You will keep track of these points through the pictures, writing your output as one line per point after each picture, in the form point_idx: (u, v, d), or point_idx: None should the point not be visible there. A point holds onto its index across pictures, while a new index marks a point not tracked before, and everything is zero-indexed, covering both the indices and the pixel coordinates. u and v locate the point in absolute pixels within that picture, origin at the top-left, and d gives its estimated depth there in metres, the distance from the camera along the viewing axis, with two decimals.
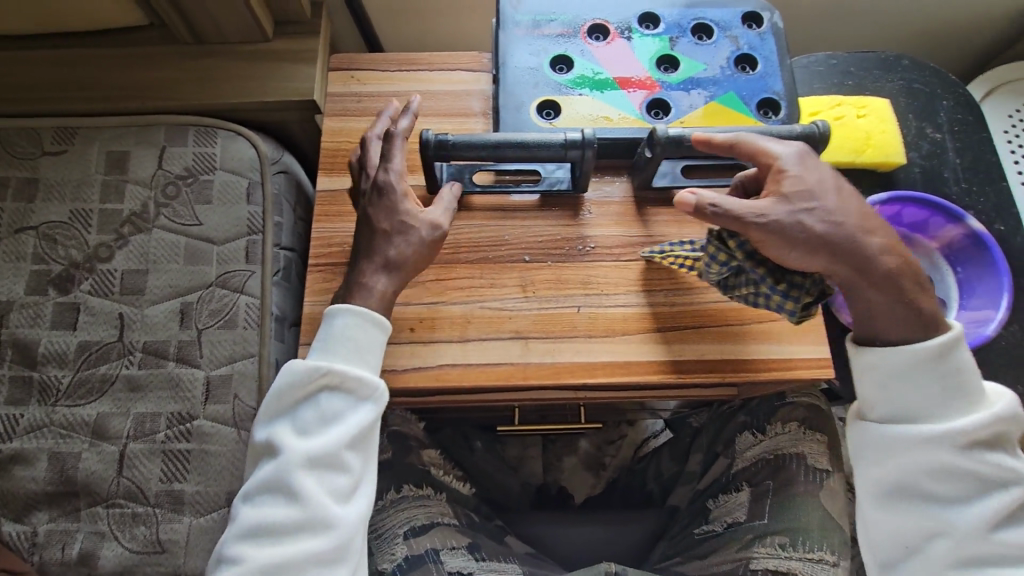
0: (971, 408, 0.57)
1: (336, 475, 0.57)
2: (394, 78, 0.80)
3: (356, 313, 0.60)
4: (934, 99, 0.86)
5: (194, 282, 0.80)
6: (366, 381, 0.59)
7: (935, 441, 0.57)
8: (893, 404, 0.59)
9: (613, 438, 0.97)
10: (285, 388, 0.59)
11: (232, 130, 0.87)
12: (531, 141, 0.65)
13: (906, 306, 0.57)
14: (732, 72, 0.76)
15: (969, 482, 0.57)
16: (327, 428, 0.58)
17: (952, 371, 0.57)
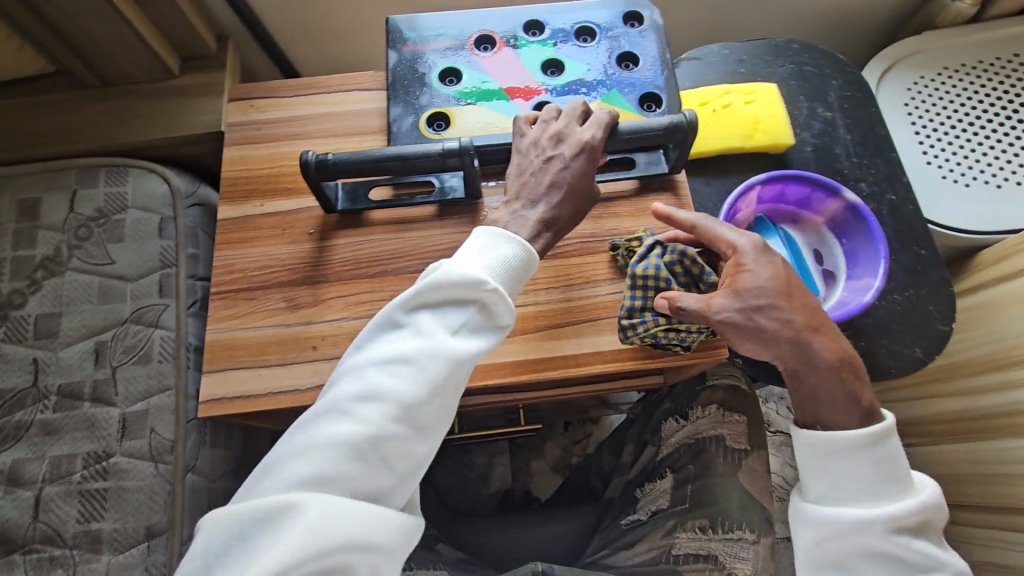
0: (902, 496, 0.59)
1: (457, 390, 0.55)
2: (293, 102, 0.81)
3: (526, 249, 0.59)
4: (824, 80, 0.89)
5: (108, 321, 0.80)
6: (510, 307, 0.57)
7: (868, 527, 0.58)
8: (829, 487, 0.61)
9: (578, 437, 1.06)
10: (462, 278, 0.54)
11: (143, 167, 0.87)
12: (411, 154, 0.68)
13: (850, 399, 0.60)
14: (615, 71, 0.79)
15: (899, 566, 0.58)
16: (467, 340, 0.55)
17: (887, 460, 0.59)
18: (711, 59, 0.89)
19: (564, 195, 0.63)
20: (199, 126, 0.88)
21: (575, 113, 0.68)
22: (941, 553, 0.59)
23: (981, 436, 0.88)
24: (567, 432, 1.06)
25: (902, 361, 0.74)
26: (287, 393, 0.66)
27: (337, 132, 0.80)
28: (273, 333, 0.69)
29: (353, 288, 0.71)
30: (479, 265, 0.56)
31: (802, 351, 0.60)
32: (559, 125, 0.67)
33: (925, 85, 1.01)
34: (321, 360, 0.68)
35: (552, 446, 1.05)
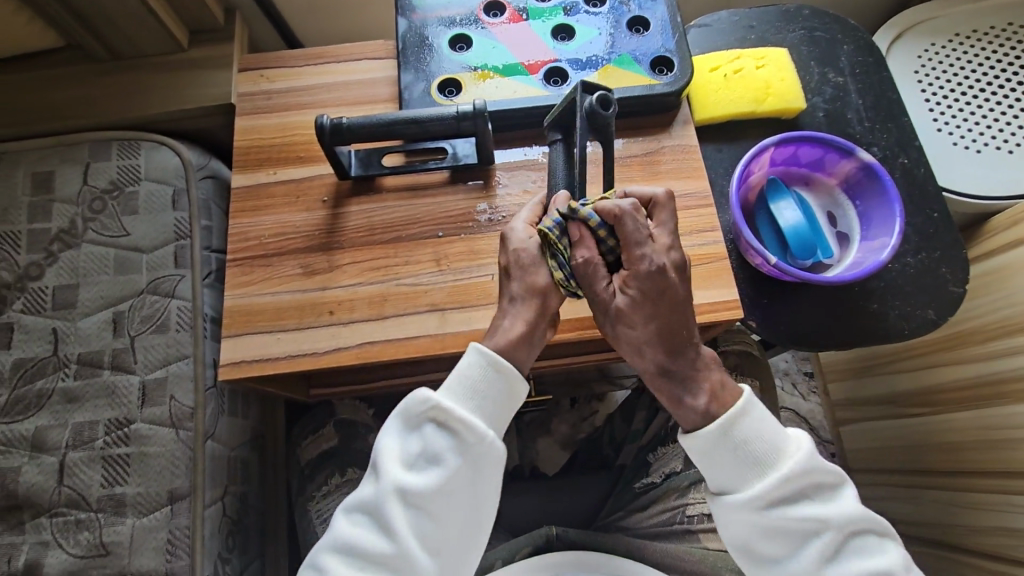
0: (766, 472, 0.53)
1: (428, 515, 0.53)
2: (302, 72, 0.81)
3: (482, 355, 0.55)
4: (835, 45, 0.88)
5: (125, 291, 0.81)
6: (469, 430, 0.54)
7: (745, 512, 0.53)
8: (713, 480, 0.55)
9: (585, 414, 1.02)
10: (408, 409, 0.55)
11: (155, 140, 0.87)
12: (424, 117, 0.69)
13: (697, 399, 0.53)
14: (625, 36, 0.79)
15: (795, 539, 0.53)
16: (427, 468, 0.54)
17: (740, 441, 0.53)
18: (721, 25, 0.88)
19: (510, 284, 0.56)
20: (208, 98, 0.87)
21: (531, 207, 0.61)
22: (832, 509, 0.53)
23: (990, 401, 0.88)
24: (574, 410, 1.03)
25: (917, 322, 0.75)
26: (307, 356, 0.67)
27: (347, 101, 0.80)
28: (290, 298, 0.70)
29: (367, 254, 0.72)
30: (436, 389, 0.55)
31: (661, 356, 0.53)
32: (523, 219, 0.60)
33: (936, 52, 1.00)
34: (339, 324, 0.69)
35: (559, 424, 1.01)
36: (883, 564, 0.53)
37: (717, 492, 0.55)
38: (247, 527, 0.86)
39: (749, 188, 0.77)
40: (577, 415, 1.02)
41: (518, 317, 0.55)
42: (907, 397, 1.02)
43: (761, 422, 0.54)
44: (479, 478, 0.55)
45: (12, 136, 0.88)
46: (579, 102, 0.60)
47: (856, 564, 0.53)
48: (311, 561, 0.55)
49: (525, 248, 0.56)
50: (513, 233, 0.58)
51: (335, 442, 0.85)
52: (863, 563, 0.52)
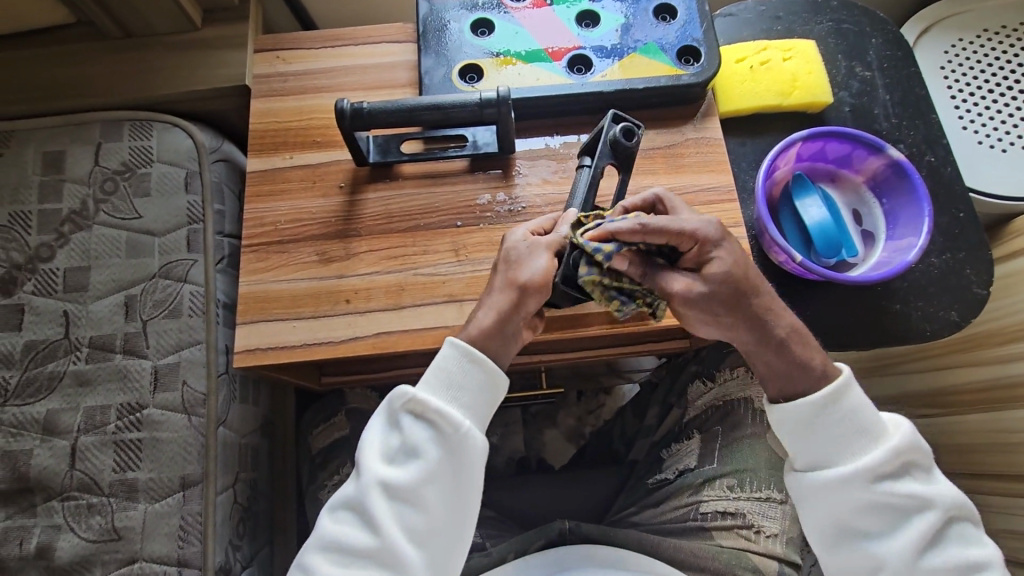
0: (872, 446, 0.57)
1: (411, 506, 0.53)
2: (319, 55, 0.79)
3: (455, 348, 0.56)
4: (864, 37, 0.86)
5: (137, 275, 0.80)
6: (446, 421, 0.55)
7: (852, 484, 0.56)
8: (815, 453, 0.58)
9: (591, 408, 0.97)
10: (388, 405, 0.57)
11: (168, 121, 0.86)
12: (447, 103, 0.68)
13: (813, 362, 0.58)
14: (652, 24, 0.77)
15: (898, 516, 0.55)
16: (408, 461, 0.54)
17: (846, 415, 0.57)
18: (747, 15, 0.86)
19: (495, 277, 0.59)
20: (223, 80, 0.85)
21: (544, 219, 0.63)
22: (932, 490, 0.56)
23: (1004, 404, 0.85)
24: (581, 402, 0.98)
25: (940, 324, 0.74)
26: (323, 344, 0.66)
27: (365, 86, 0.78)
28: (306, 286, 0.69)
29: (384, 242, 0.70)
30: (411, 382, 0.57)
31: (752, 331, 0.58)
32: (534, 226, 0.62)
33: (964, 48, 0.97)
34: (355, 313, 0.68)
35: (566, 416, 0.97)
36: (980, 553, 0.56)
37: (816, 464, 0.58)
38: (257, 514, 0.85)
39: (775, 183, 0.75)
40: (584, 408, 0.97)
41: (492, 314, 0.56)
42: (918, 399, 0.98)
43: (865, 400, 0.58)
44: (461, 468, 0.55)
45: (22, 114, 0.87)
46: (607, 131, 0.62)
47: (954, 549, 0.56)
48: (299, 561, 0.55)
49: (513, 247, 0.59)
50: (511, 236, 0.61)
51: (347, 432, 0.84)
52: (961, 549, 0.56)
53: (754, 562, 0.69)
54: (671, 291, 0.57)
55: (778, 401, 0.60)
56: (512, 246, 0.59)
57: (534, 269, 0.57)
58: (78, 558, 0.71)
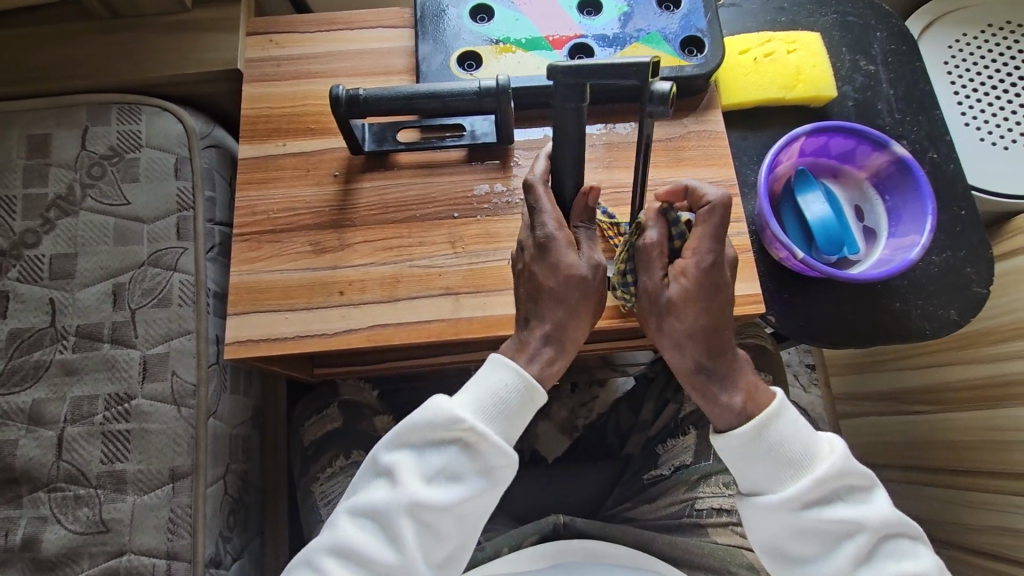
0: (802, 474, 0.53)
1: (439, 532, 0.52)
2: (313, 39, 0.77)
3: (521, 378, 0.53)
4: (869, 31, 0.84)
5: (125, 263, 0.78)
6: (496, 451, 0.52)
7: (782, 515, 0.53)
8: (746, 483, 0.55)
9: (585, 400, 0.97)
10: (431, 424, 0.52)
11: (157, 105, 0.83)
12: (444, 91, 0.66)
13: (741, 397, 0.54)
14: (655, 13, 0.75)
15: (829, 540, 0.53)
16: (444, 486, 0.52)
17: (778, 445, 0.53)
18: (751, 6, 0.85)
19: (551, 304, 0.55)
20: (213, 63, 0.83)
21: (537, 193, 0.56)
22: (866, 511, 0.53)
23: (1004, 402, 0.84)
24: (574, 395, 0.98)
25: (939, 323, 0.74)
26: (315, 336, 0.65)
27: (360, 71, 0.76)
28: (299, 276, 0.67)
29: (380, 233, 0.69)
30: (465, 402, 0.53)
31: (703, 359, 0.55)
32: (553, 221, 0.56)
33: (967, 43, 0.95)
34: (349, 305, 0.66)
35: (559, 409, 0.97)
36: (917, 567, 0.53)
37: (749, 492, 0.55)
38: (248, 506, 0.84)
39: (776, 178, 0.74)
40: (577, 400, 0.97)
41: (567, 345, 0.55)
42: (912, 395, 0.97)
43: (797, 426, 0.54)
44: (493, 499, 0.54)
45: (6, 96, 0.84)
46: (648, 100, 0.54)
47: (889, 566, 0.53)
48: (310, 561, 0.53)
49: (577, 270, 0.55)
50: (560, 251, 0.55)
51: (341, 424, 0.83)
52: (897, 567, 0.53)
53: (748, 559, 0.67)
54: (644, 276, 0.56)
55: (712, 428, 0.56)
56: (573, 267, 0.55)
57: (602, 291, 0.56)
58: (65, 550, 0.70)
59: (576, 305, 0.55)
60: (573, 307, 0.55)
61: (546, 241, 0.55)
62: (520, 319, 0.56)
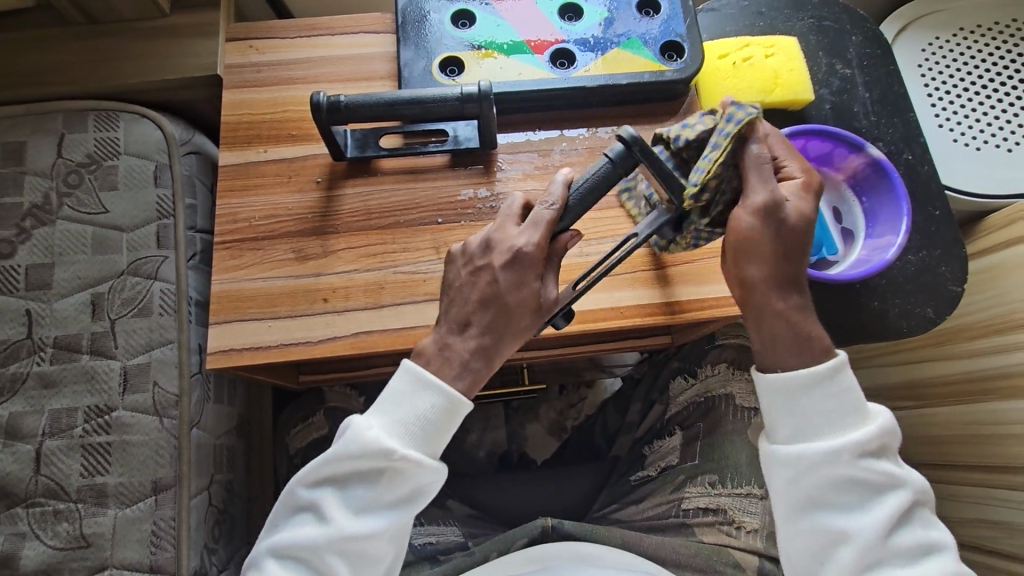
0: (861, 423, 0.56)
1: (370, 558, 0.54)
2: (294, 45, 0.77)
3: (448, 399, 0.55)
4: (844, 35, 0.86)
5: (104, 272, 0.77)
6: (426, 470, 0.54)
7: (834, 458, 0.55)
8: (798, 424, 0.57)
9: (574, 401, 0.99)
10: (353, 457, 0.54)
11: (135, 111, 0.82)
12: (426, 97, 0.66)
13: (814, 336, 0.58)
14: (635, 18, 0.76)
15: (869, 492, 0.55)
16: (372, 515, 0.54)
17: (843, 391, 0.56)
18: (729, 10, 0.86)
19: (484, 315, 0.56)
20: (193, 68, 0.82)
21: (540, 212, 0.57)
22: (901, 471, 0.56)
23: (982, 396, 0.86)
24: (563, 396, 1.00)
25: (917, 322, 0.76)
26: (298, 344, 0.65)
27: (342, 77, 0.76)
28: (282, 284, 0.67)
29: (363, 239, 0.69)
30: (386, 430, 0.54)
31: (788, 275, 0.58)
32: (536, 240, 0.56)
33: (940, 46, 0.98)
34: (332, 313, 0.66)
35: (547, 410, 0.98)
36: (938, 536, 0.56)
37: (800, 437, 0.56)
38: (233, 516, 0.84)
39: None
40: (565, 402, 0.98)
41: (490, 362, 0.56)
42: (894, 391, 0.99)
43: (854, 382, 0.57)
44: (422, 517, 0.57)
45: None
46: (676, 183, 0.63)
47: (914, 531, 0.55)
48: None
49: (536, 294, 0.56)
50: (526, 268, 0.56)
51: (327, 431, 0.82)
52: (920, 531, 0.55)
53: (735, 557, 0.68)
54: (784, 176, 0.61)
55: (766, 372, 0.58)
56: (533, 296, 0.56)
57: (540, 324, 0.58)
58: (44, 567, 0.69)
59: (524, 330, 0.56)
60: (515, 328, 0.56)
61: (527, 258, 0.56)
62: (456, 323, 0.57)
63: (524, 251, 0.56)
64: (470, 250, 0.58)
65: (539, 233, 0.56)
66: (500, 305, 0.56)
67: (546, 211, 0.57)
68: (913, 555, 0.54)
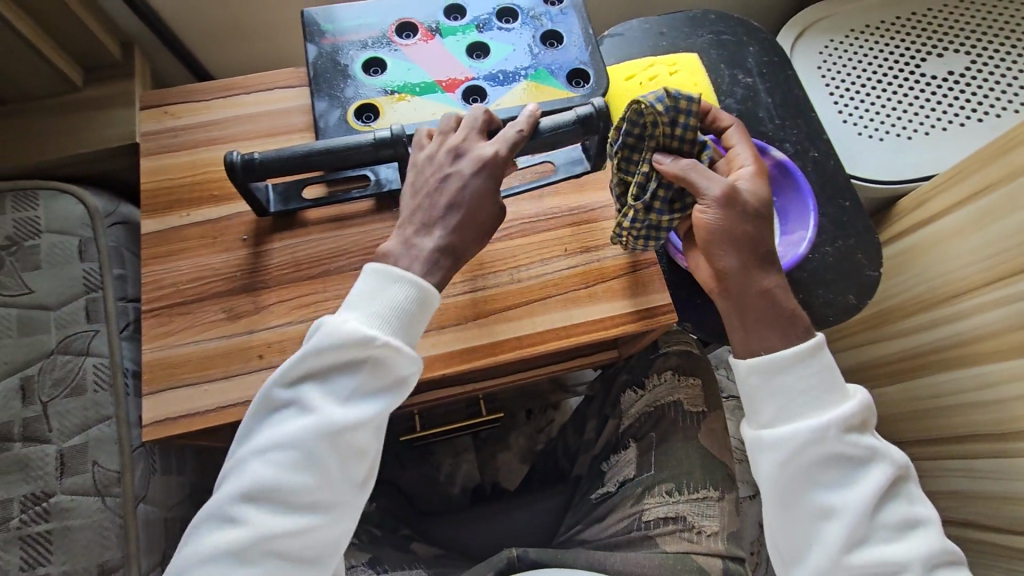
0: (843, 400, 0.58)
1: (355, 452, 0.54)
2: (209, 107, 0.78)
3: (414, 285, 0.56)
4: (742, 46, 0.91)
5: (31, 354, 0.75)
6: (408, 359, 0.55)
7: (816, 438, 0.57)
8: (778, 403, 0.59)
9: (542, 425, 1.03)
10: (332, 348, 0.54)
11: (54, 188, 0.81)
12: (341, 146, 0.67)
13: (783, 325, 0.61)
14: (539, 50, 0.79)
15: (851, 470, 0.57)
16: (355, 407, 0.54)
17: (822, 371, 0.59)
18: (633, 34, 0.91)
19: (446, 206, 0.60)
20: (110, 138, 0.82)
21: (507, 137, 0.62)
22: (881, 445, 0.59)
23: (915, 368, 0.90)
24: (531, 421, 1.03)
25: (840, 309, 0.80)
26: (236, 406, 0.64)
27: (262, 134, 0.77)
28: (214, 346, 0.66)
29: (294, 291, 0.69)
30: (367, 321, 0.55)
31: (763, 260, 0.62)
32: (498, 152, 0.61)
33: (835, 47, 1.04)
34: (268, 368, 0.65)
35: (517, 437, 1.02)
36: (923, 510, 0.58)
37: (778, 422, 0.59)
38: None
39: None
40: (533, 427, 1.02)
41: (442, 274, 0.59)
42: None
43: (833, 362, 0.59)
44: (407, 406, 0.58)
45: None
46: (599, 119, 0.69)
47: (900, 506, 0.57)
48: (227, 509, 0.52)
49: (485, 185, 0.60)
50: (486, 169, 0.61)
51: None
52: (906, 507, 0.57)
53: (698, 562, 0.68)
54: (733, 148, 0.66)
55: (741, 362, 0.61)
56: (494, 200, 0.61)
57: (483, 217, 0.61)
58: None
59: (473, 211, 0.60)
60: (479, 232, 0.61)
61: (495, 160, 0.61)
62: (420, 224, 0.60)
63: (494, 160, 0.61)
64: (417, 159, 0.63)
65: (507, 147, 0.62)
66: (470, 204, 0.60)
67: (514, 130, 0.62)
68: (900, 529, 0.56)
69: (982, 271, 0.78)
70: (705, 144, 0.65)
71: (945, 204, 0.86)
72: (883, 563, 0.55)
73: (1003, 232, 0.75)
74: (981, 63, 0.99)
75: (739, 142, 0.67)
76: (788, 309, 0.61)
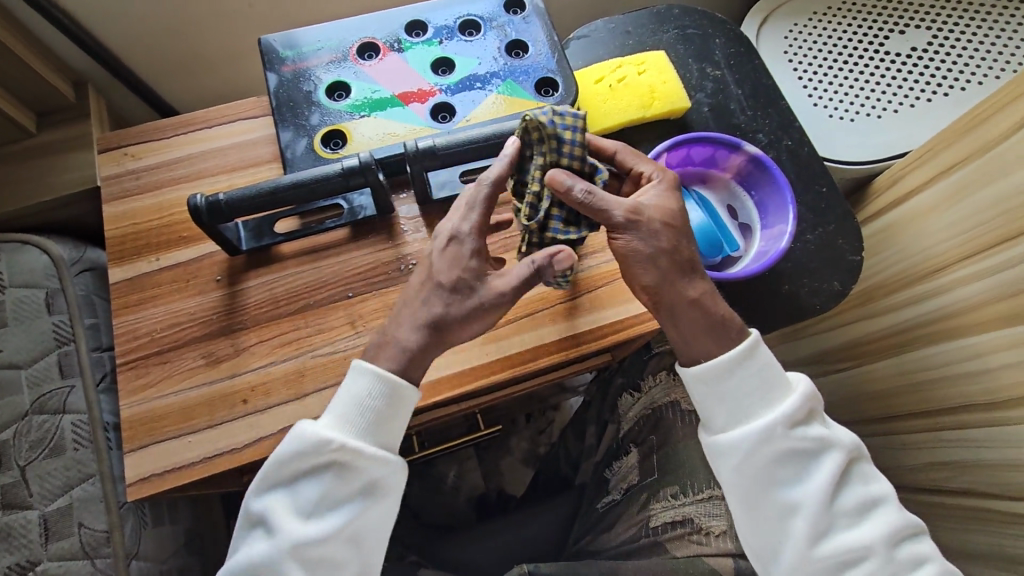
0: (786, 395, 0.58)
1: (328, 567, 0.54)
2: (170, 145, 0.75)
3: (379, 377, 0.56)
4: (708, 39, 0.91)
5: (4, 417, 0.72)
6: (379, 461, 0.55)
7: (769, 434, 0.57)
8: (726, 408, 0.58)
9: (542, 426, 1.06)
10: (297, 456, 0.54)
11: (15, 240, 0.78)
12: (309, 178, 0.65)
13: (721, 328, 0.60)
14: (506, 60, 0.78)
15: (807, 461, 0.57)
16: (322, 519, 0.54)
17: (763, 369, 0.58)
18: (599, 35, 0.90)
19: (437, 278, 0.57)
20: (70, 183, 0.79)
21: (479, 198, 0.60)
22: (831, 432, 0.59)
23: (902, 346, 0.90)
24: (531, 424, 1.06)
25: (826, 297, 0.80)
26: (223, 454, 0.62)
27: (228, 168, 0.74)
28: (195, 394, 0.64)
29: (274, 330, 0.67)
30: (332, 424, 0.56)
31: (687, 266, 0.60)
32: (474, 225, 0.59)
33: (800, 32, 1.05)
34: (255, 413, 0.63)
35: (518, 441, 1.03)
36: (878, 489, 0.58)
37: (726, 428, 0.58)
38: None
39: None
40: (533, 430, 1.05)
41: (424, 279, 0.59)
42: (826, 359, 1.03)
43: (773, 355, 0.59)
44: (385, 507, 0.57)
45: None
46: None
47: (856, 489, 0.58)
48: None
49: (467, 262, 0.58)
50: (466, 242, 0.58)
51: None
52: (862, 488, 0.58)
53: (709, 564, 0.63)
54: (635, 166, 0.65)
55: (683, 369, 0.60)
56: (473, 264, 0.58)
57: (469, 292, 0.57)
58: None
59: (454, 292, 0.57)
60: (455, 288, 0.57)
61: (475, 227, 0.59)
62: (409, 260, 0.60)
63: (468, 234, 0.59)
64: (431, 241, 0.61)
65: (482, 211, 0.59)
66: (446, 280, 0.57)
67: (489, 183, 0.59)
68: (859, 512, 0.57)
69: (963, 244, 0.78)
70: (597, 168, 0.62)
71: (922, 180, 0.86)
72: (849, 549, 0.55)
73: (978, 205, 0.76)
74: (942, 37, 0.99)
75: (635, 161, 0.65)
76: (716, 317, 0.59)
